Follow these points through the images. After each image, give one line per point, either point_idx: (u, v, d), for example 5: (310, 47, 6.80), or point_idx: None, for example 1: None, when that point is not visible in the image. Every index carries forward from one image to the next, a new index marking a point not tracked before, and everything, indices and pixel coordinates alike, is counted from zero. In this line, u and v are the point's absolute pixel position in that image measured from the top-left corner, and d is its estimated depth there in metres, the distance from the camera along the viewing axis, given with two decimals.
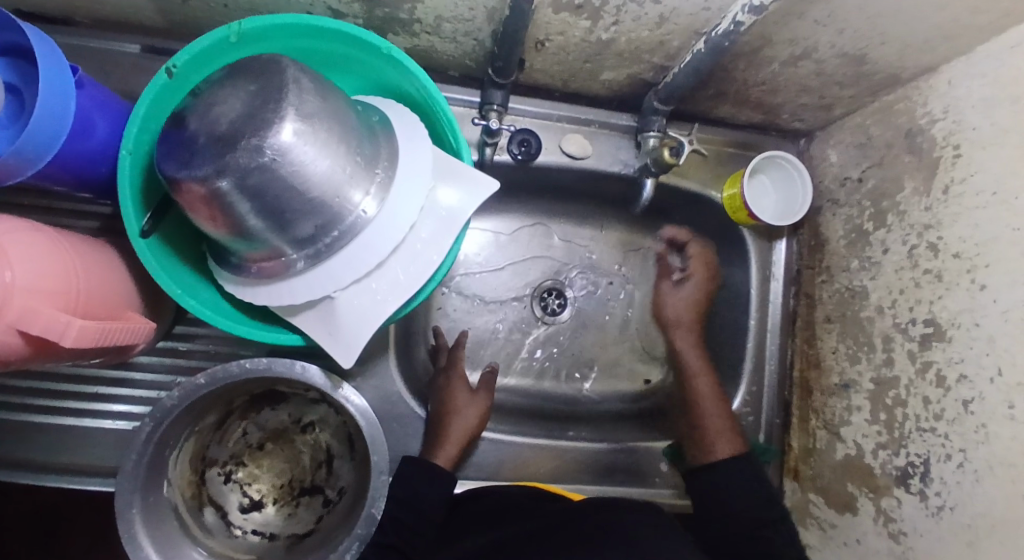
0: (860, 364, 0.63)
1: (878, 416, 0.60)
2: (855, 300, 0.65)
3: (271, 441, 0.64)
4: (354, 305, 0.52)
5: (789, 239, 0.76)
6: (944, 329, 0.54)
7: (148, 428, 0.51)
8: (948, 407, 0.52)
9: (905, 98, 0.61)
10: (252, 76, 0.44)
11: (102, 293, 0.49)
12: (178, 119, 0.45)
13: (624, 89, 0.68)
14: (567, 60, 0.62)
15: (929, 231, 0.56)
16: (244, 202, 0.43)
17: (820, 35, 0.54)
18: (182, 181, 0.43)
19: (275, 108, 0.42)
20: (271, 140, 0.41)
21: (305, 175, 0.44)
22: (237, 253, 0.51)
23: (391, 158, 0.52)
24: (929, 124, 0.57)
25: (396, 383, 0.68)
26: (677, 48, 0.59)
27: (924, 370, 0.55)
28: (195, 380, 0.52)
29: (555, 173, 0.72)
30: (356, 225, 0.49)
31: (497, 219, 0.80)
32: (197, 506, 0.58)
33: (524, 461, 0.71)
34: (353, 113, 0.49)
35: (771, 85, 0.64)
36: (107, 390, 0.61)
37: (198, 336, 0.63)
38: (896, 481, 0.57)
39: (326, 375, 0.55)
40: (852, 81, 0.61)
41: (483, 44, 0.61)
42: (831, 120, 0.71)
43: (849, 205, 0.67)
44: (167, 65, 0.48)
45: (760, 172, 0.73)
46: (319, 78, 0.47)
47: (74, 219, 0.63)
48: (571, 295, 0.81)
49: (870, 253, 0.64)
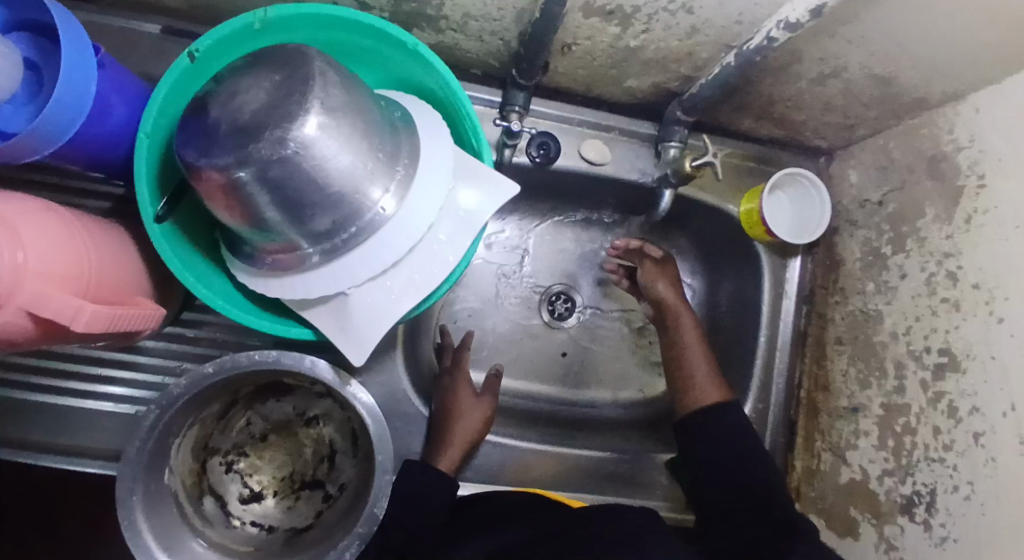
0: (870, 389, 0.63)
1: (886, 442, 0.60)
2: (868, 324, 0.65)
3: (274, 433, 0.63)
4: (368, 303, 0.51)
5: (803, 258, 0.75)
6: (958, 360, 0.53)
7: (152, 416, 0.51)
8: (958, 438, 0.52)
9: (930, 122, 0.60)
10: (277, 65, 0.43)
11: (112, 276, 0.48)
12: (199, 105, 0.44)
13: (647, 96, 0.67)
14: (592, 65, 0.61)
15: (948, 260, 0.56)
16: (263, 193, 0.43)
17: (851, 55, 0.53)
18: (202, 169, 0.42)
19: (299, 100, 0.42)
20: (295, 133, 0.41)
21: (326, 170, 0.43)
22: (252, 243, 0.50)
23: (412, 156, 0.51)
24: (954, 151, 0.57)
25: (402, 381, 0.68)
26: (705, 60, 0.58)
27: (935, 399, 0.55)
28: (204, 369, 0.52)
29: (572, 179, 0.72)
30: (374, 223, 0.49)
31: (507, 220, 0.79)
32: (197, 495, 0.58)
33: (524, 464, 0.70)
34: (377, 108, 0.49)
35: (796, 102, 0.63)
36: (111, 372, 0.61)
37: (204, 323, 0.63)
38: (900, 508, 0.57)
39: (335, 370, 0.54)
40: (877, 103, 0.61)
41: (508, 44, 0.60)
42: (852, 140, 0.70)
43: (867, 227, 0.67)
44: (190, 49, 0.47)
45: (779, 189, 0.72)
46: (344, 71, 0.46)
47: (85, 198, 0.62)
48: (580, 301, 0.81)
49: (887, 277, 0.63)
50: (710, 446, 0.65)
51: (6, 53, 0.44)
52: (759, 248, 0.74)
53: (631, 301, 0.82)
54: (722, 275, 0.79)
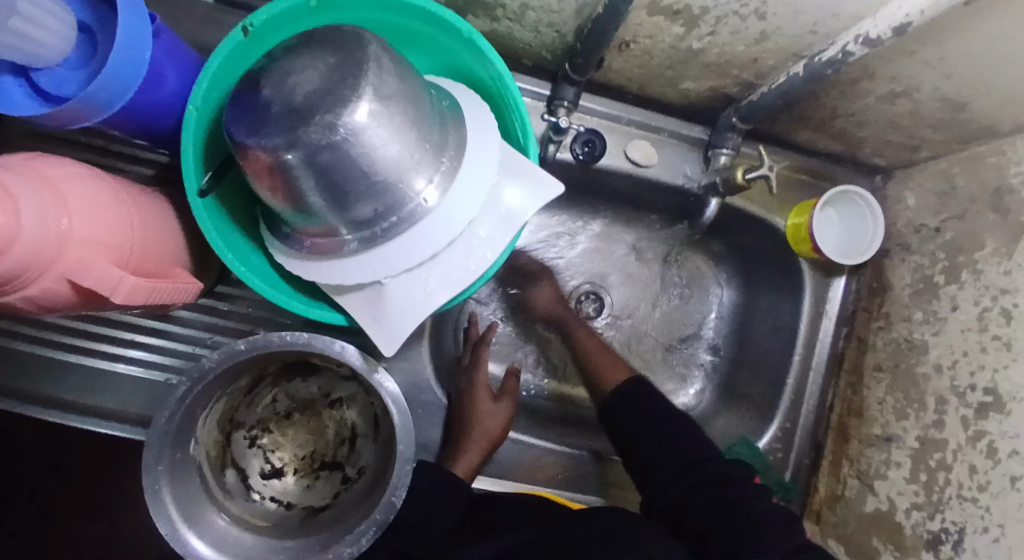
0: (906, 420, 0.61)
1: (918, 475, 0.58)
2: (911, 354, 0.63)
3: (298, 411, 0.64)
4: (402, 293, 0.51)
5: (848, 278, 0.72)
6: (1004, 401, 0.51)
7: (184, 387, 0.51)
8: (994, 480, 0.50)
9: (999, 151, 0.57)
10: (333, 47, 0.42)
11: (155, 247, 0.48)
12: (252, 81, 0.43)
13: (700, 100, 0.65)
14: (648, 64, 0.59)
15: (1004, 297, 0.53)
16: (309, 177, 0.42)
17: (926, 76, 0.50)
18: (250, 148, 0.42)
19: (352, 85, 0.41)
20: (345, 119, 0.40)
21: (373, 158, 0.43)
22: (291, 224, 0.50)
23: (458, 148, 0.50)
24: (1022, 184, 0.54)
25: (427, 369, 0.67)
26: (769, 67, 0.55)
27: (974, 439, 0.53)
28: (236, 345, 0.52)
29: (614, 178, 0.70)
30: (415, 214, 0.48)
31: (543, 214, 0.78)
32: (220, 466, 0.59)
33: (539, 464, 0.70)
34: (427, 96, 0.48)
35: (860, 118, 0.60)
36: (142, 338, 0.62)
37: (238, 297, 0.64)
38: (925, 544, 0.55)
39: (363, 356, 0.54)
40: (947, 126, 0.57)
41: (564, 36, 0.58)
42: (913, 161, 0.67)
43: (920, 254, 0.64)
44: (244, 24, 0.47)
45: (830, 205, 0.70)
46: (398, 56, 0.45)
47: (131, 164, 0.63)
48: (608, 303, 0.79)
49: (936, 307, 0.61)
50: (648, 424, 0.63)
51: (62, 16, 0.43)
52: (802, 264, 0.71)
53: (662, 306, 0.80)
54: (759, 289, 0.77)
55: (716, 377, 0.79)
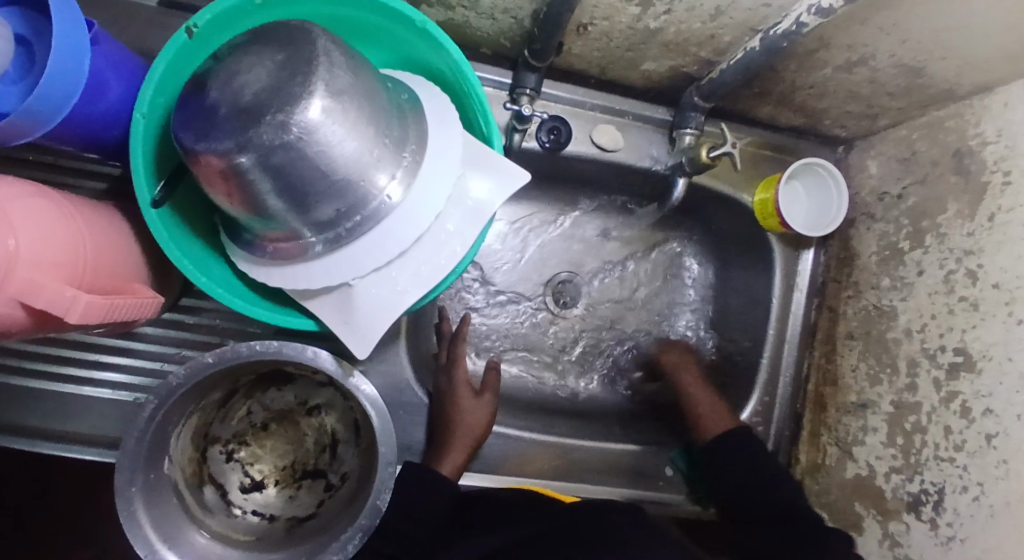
0: (880, 385, 0.62)
1: (895, 439, 0.59)
2: (882, 319, 0.64)
3: (275, 422, 0.62)
4: (372, 294, 0.50)
5: (817, 250, 0.73)
6: (974, 360, 0.52)
7: (152, 405, 0.49)
8: (970, 439, 0.51)
9: (957, 115, 0.58)
10: (279, 43, 0.41)
11: (107, 263, 0.46)
12: (198, 84, 0.42)
13: (663, 80, 0.65)
14: (608, 46, 0.58)
15: (968, 258, 0.55)
16: (265, 180, 0.41)
17: (882, 43, 0.51)
18: (200, 153, 0.40)
19: (303, 81, 0.39)
20: (298, 117, 0.39)
21: (331, 156, 0.41)
22: (252, 230, 0.49)
23: (420, 142, 0.49)
24: (980, 146, 0.55)
25: (405, 370, 0.66)
26: (727, 43, 0.55)
27: (948, 399, 0.54)
28: (203, 359, 0.50)
29: (583, 165, 0.69)
30: (379, 211, 0.47)
31: (514, 206, 0.77)
32: (197, 484, 0.57)
33: (525, 457, 0.69)
34: (383, 90, 0.46)
35: (819, 89, 0.61)
36: (107, 358, 0.60)
37: (204, 309, 0.62)
38: (907, 506, 0.57)
39: (337, 361, 0.53)
40: (904, 92, 0.58)
41: (521, 22, 0.57)
42: (874, 130, 0.68)
43: (885, 221, 0.65)
44: (188, 24, 0.45)
45: (795, 179, 0.70)
46: (350, 50, 0.44)
47: (79, 179, 0.60)
48: (585, 291, 0.79)
49: (903, 273, 0.62)
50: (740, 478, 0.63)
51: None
52: (772, 239, 0.72)
53: (638, 290, 0.80)
54: (733, 267, 0.78)
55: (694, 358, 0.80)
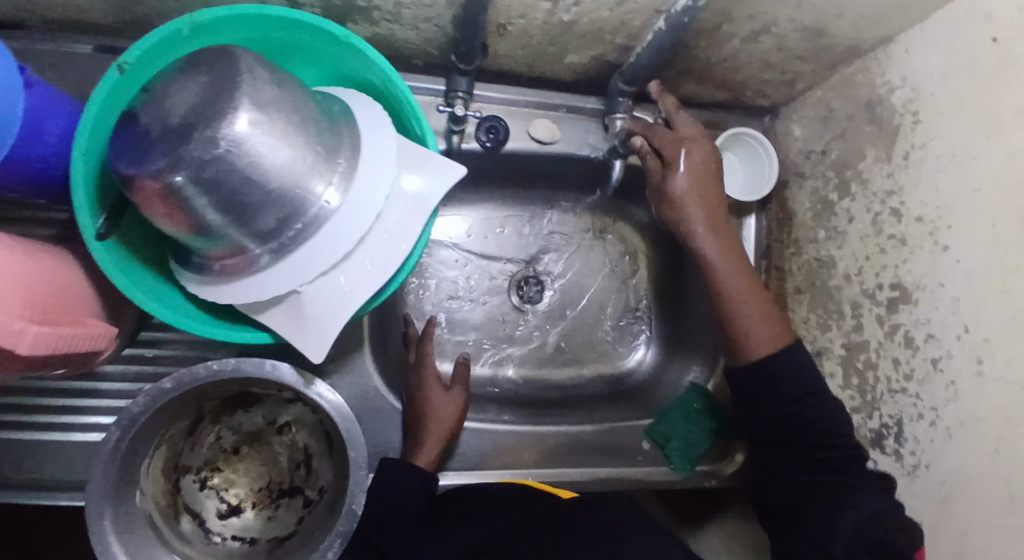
0: (830, 331, 0.64)
1: (851, 380, 0.61)
2: (823, 270, 0.66)
3: (246, 445, 0.62)
4: (321, 299, 0.51)
5: (758, 215, 0.76)
6: (910, 292, 0.55)
7: (114, 437, 0.50)
8: (917, 367, 0.53)
9: (864, 69, 0.61)
10: (204, 67, 0.43)
11: (58, 300, 0.47)
12: (130, 115, 0.43)
13: (589, 70, 0.68)
14: (530, 43, 0.61)
15: (892, 197, 0.57)
16: (200, 196, 0.42)
17: (780, 10, 0.54)
18: (136, 178, 0.42)
19: (228, 98, 0.41)
20: (225, 131, 0.40)
21: (263, 167, 0.43)
22: (199, 252, 0.50)
23: (354, 147, 0.51)
24: (888, 93, 0.58)
25: (372, 378, 0.67)
26: (639, 28, 0.59)
27: (892, 333, 0.56)
28: (161, 386, 0.51)
29: (524, 159, 0.72)
30: (320, 217, 0.48)
31: (471, 209, 0.80)
32: (172, 515, 0.57)
33: (503, 448, 0.70)
34: (312, 102, 0.48)
35: (733, 62, 0.64)
36: (72, 402, 0.60)
37: (164, 341, 0.62)
38: (871, 443, 0.58)
39: (298, 372, 0.54)
40: (813, 55, 0.62)
41: (444, 29, 0.60)
42: (793, 95, 0.71)
43: (814, 178, 0.68)
44: (118, 62, 0.46)
45: (728, 150, 0.74)
46: (273, 67, 0.46)
47: (27, 226, 0.61)
48: (547, 283, 0.82)
49: (836, 222, 0.65)
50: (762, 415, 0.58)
51: None
52: None
53: (597, 276, 0.83)
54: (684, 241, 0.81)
55: (660, 333, 0.82)
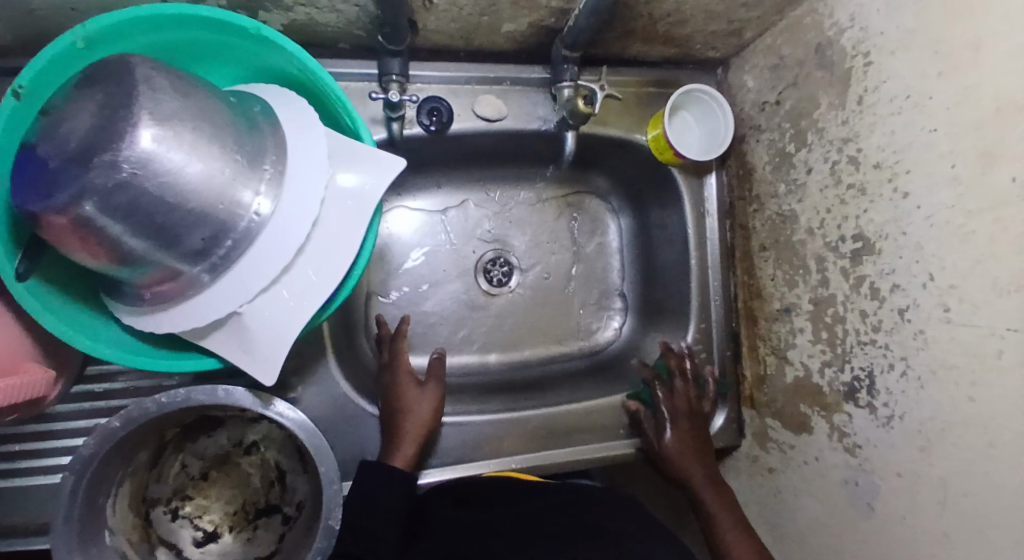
0: (797, 287, 0.64)
1: (820, 335, 0.61)
2: (786, 225, 0.65)
3: (215, 468, 0.60)
4: (267, 316, 0.48)
5: (718, 173, 0.75)
6: (873, 242, 0.54)
7: (69, 482, 0.48)
8: (885, 318, 0.53)
9: (811, 11, 0.59)
10: (95, 81, 0.39)
11: None
12: (24, 144, 0.39)
13: (528, 39, 0.64)
14: (461, 16, 0.57)
15: (848, 145, 0.56)
16: (115, 225, 0.39)
17: None
18: (40, 213, 0.38)
19: (125, 114, 0.37)
20: (128, 151, 0.37)
21: (179, 185, 0.40)
22: (129, 281, 0.47)
23: (280, 150, 0.47)
24: (838, 35, 0.56)
25: (340, 385, 0.64)
26: None
27: (857, 284, 0.56)
28: (109, 424, 0.49)
29: (473, 139, 0.69)
30: (252, 230, 0.45)
31: (427, 196, 0.77)
32: (147, 550, 0.56)
33: (483, 437, 0.68)
34: (226, 107, 0.44)
35: (677, 16, 0.60)
36: (29, 446, 0.57)
37: (113, 373, 0.59)
38: (845, 397, 0.58)
39: (254, 393, 0.52)
40: (757, 1, 0.59)
41: (365, 8, 0.55)
42: (742, 45, 0.69)
43: (770, 129, 0.66)
44: (12, 86, 0.42)
45: (682, 109, 0.72)
46: (175, 73, 0.42)
47: None
48: (515, 264, 0.80)
49: (795, 175, 0.63)
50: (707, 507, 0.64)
51: None
52: (674, 172, 0.73)
53: (564, 251, 0.81)
54: (648, 209, 0.79)
55: (634, 303, 0.82)
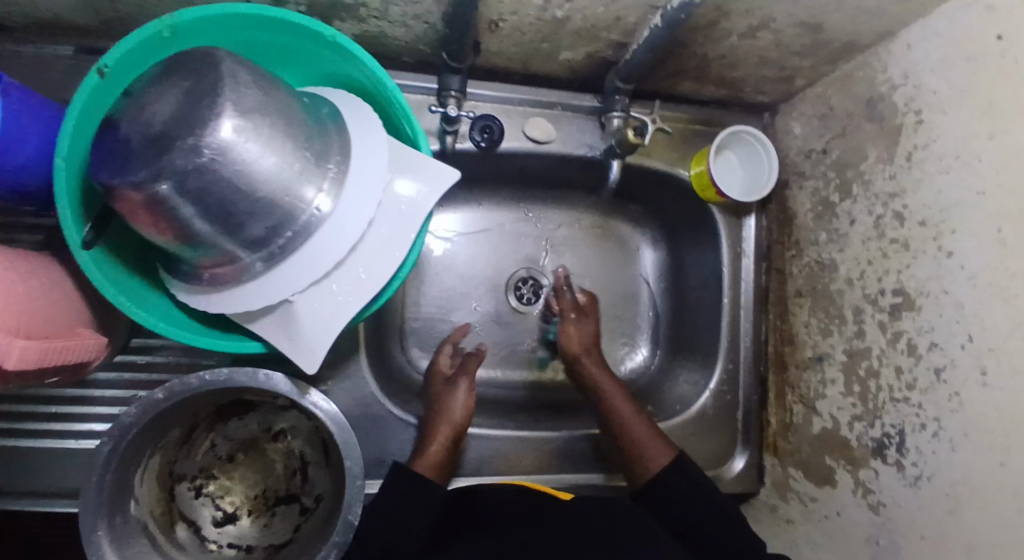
0: (832, 336, 0.64)
1: (852, 387, 0.61)
2: (824, 273, 0.66)
3: (242, 452, 0.62)
4: (315, 308, 0.50)
5: (758, 216, 0.75)
6: (913, 299, 0.54)
7: (107, 448, 0.50)
8: (920, 376, 0.53)
9: (865, 65, 0.60)
10: (184, 71, 0.41)
11: (47, 312, 0.46)
12: (110, 122, 0.42)
13: (584, 68, 0.66)
14: (523, 40, 0.60)
15: (894, 200, 0.56)
16: (187, 207, 0.41)
17: (776, 6, 0.52)
18: (119, 189, 0.41)
19: (211, 105, 0.40)
20: (209, 139, 0.39)
21: (250, 176, 0.42)
22: (188, 261, 0.49)
23: (344, 152, 0.50)
24: (890, 90, 0.57)
25: (369, 384, 0.66)
26: (634, 24, 0.57)
27: (894, 340, 0.56)
28: (154, 396, 0.51)
29: (520, 159, 0.71)
30: (311, 225, 0.47)
31: (466, 209, 0.79)
32: (168, 524, 0.57)
33: (504, 454, 0.69)
34: (299, 106, 0.47)
35: (731, 58, 0.62)
36: (67, 409, 0.59)
37: (157, 347, 0.61)
38: (873, 452, 0.57)
39: (292, 381, 0.53)
40: (811, 51, 0.60)
41: (434, 27, 0.58)
42: (792, 92, 0.70)
43: (814, 177, 0.67)
44: (97, 65, 0.45)
45: (727, 149, 0.73)
46: (257, 70, 0.44)
47: (14, 235, 0.60)
48: (545, 285, 0.81)
49: (837, 225, 0.64)
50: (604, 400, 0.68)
51: None
52: (714, 210, 0.74)
53: (595, 276, 0.82)
54: (683, 244, 0.80)
55: (662, 337, 0.82)
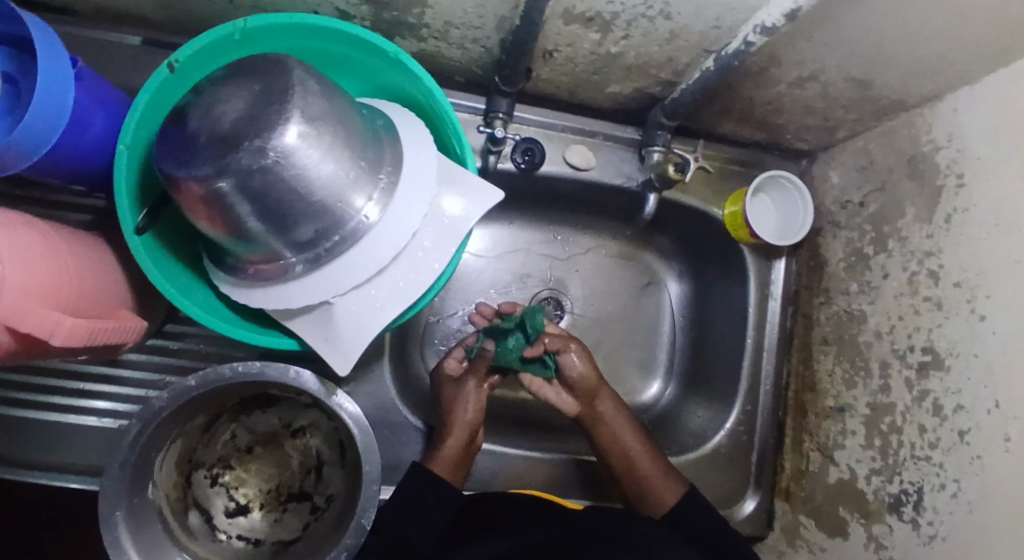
0: (855, 388, 0.64)
1: (873, 441, 0.60)
2: (852, 324, 0.66)
3: (260, 445, 0.63)
4: (353, 311, 0.51)
5: (788, 260, 0.76)
6: (942, 358, 0.54)
7: (134, 429, 0.51)
8: (944, 436, 0.52)
9: (909, 123, 0.61)
10: (256, 75, 0.43)
11: (94, 293, 0.48)
12: (178, 116, 0.44)
13: (629, 101, 0.68)
14: (574, 71, 0.61)
15: (929, 259, 0.57)
16: (244, 204, 0.43)
17: (828, 59, 0.53)
18: (181, 180, 0.42)
19: (279, 109, 0.42)
20: (275, 142, 0.41)
21: (307, 180, 0.43)
22: (235, 254, 0.50)
23: (395, 163, 0.51)
24: (933, 151, 0.58)
25: (389, 390, 0.67)
26: (685, 65, 0.58)
27: (920, 398, 0.56)
28: (186, 382, 0.52)
29: (558, 183, 0.72)
30: (357, 231, 0.49)
31: (495, 226, 0.80)
32: (182, 509, 0.58)
33: (514, 471, 0.70)
34: (358, 116, 0.49)
35: (776, 105, 0.63)
36: (93, 387, 0.61)
37: (188, 334, 0.63)
38: (889, 508, 0.57)
39: (320, 381, 0.54)
40: (857, 105, 0.61)
41: (490, 51, 0.60)
42: (833, 142, 0.71)
43: (849, 228, 0.68)
44: (168, 60, 0.47)
45: (763, 192, 0.74)
46: (324, 79, 0.46)
47: (66, 212, 0.62)
48: (568, 307, 0.81)
49: (870, 277, 0.64)
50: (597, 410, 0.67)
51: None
52: (744, 251, 0.75)
53: (618, 304, 0.83)
54: (710, 280, 0.80)
55: (679, 371, 0.82)
